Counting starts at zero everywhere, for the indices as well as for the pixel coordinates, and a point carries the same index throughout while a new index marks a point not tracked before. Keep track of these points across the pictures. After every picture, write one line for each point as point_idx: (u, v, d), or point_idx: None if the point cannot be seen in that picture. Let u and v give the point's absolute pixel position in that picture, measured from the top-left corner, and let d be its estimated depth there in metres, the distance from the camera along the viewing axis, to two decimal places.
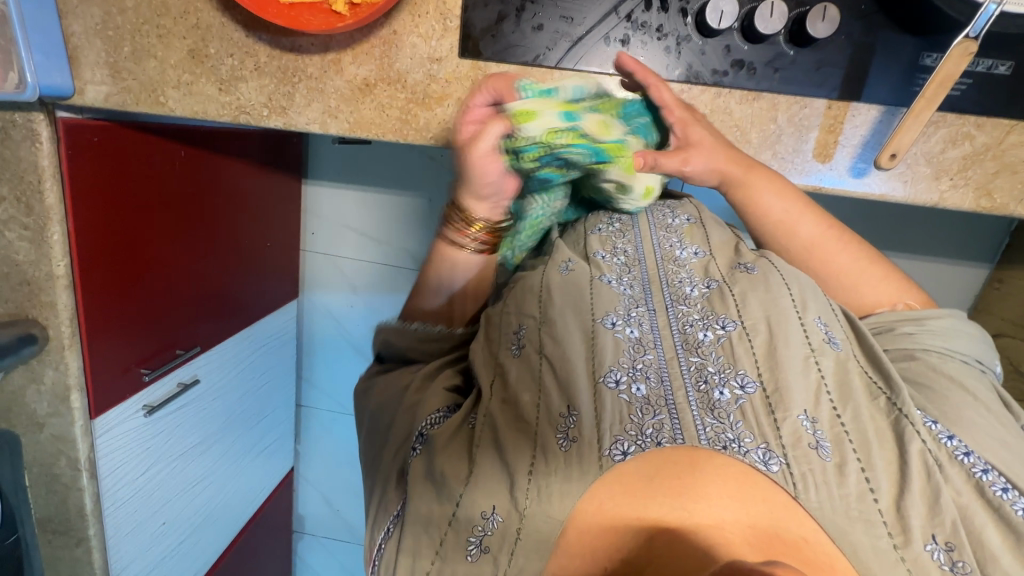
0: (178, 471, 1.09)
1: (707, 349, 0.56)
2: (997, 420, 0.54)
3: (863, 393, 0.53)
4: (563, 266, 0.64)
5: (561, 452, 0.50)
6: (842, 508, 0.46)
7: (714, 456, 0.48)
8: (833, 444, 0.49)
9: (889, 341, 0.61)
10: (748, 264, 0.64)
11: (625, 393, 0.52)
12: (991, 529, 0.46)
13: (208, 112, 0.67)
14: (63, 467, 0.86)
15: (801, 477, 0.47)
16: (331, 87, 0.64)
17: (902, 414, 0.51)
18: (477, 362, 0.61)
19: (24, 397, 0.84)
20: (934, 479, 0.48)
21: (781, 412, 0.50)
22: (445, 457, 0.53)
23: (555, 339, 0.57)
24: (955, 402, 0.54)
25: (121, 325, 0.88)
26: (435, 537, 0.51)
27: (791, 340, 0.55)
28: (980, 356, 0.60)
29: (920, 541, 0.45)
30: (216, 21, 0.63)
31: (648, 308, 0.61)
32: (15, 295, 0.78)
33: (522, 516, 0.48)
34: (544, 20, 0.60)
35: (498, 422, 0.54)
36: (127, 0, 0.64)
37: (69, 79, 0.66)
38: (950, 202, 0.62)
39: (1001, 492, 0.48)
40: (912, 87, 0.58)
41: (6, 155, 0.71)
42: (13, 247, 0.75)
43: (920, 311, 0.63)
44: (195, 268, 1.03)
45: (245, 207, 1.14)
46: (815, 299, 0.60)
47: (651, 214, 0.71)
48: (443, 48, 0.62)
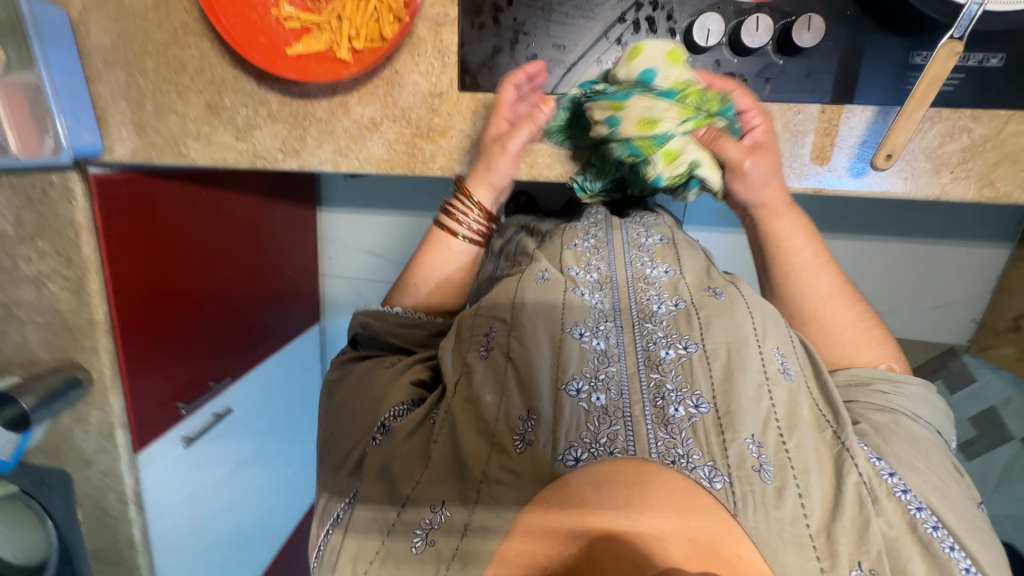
0: (217, 496, 1.13)
1: (666, 367, 0.55)
2: (953, 486, 0.53)
3: (807, 423, 0.52)
4: (540, 275, 0.65)
5: (515, 453, 0.51)
6: (776, 528, 0.46)
7: (662, 469, 0.48)
8: (776, 468, 0.49)
9: (861, 392, 0.61)
10: (716, 289, 0.63)
11: (584, 402, 0.52)
12: (918, 560, 0.46)
13: (228, 159, 0.71)
14: (112, 500, 0.92)
15: (741, 497, 0.47)
16: (340, 128, 0.68)
17: (844, 448, 0.51)
18: (448, 358, 0.62)
19: (72, 436, 0.89)
20: (864, 512, 0.47)
21: (729, 433, 0.50)
22: (403, 460, 0.55)
23: (523, 342, 0.57)
24: (912, 457, 0.53)
25: (157, 359, 0.92)
26: (385, 522, 0.52)
27: (748, 367, 0.54)
28: (941, 426, 0.61)
29: (845, 564, 0.45)
30: (230, 75, 0.67)
31: (616, 324, 0.61)
32: (59, 342, 0.83)
33: (471, 510, 0.49)
34: (538, 50, 0.62)
35: (461, 421, 0.54)
36: (147, 62, 0.68)
37: (98, 137, 0.71)
38: (952, 194, 0.63)
39: (932, 530, 0.48)
40: (903, 85, 0.59)
41: (44, 214, 0.76)
42: (56, 297, 0.80)
43: (898, 372, 0.63)
44: (220, 303, 1.07)
45: (262, 236, 1.18)
46: (776, 330, 0.59)
47: (624, 231, 0.74)
48: (443, 83, 0.65)
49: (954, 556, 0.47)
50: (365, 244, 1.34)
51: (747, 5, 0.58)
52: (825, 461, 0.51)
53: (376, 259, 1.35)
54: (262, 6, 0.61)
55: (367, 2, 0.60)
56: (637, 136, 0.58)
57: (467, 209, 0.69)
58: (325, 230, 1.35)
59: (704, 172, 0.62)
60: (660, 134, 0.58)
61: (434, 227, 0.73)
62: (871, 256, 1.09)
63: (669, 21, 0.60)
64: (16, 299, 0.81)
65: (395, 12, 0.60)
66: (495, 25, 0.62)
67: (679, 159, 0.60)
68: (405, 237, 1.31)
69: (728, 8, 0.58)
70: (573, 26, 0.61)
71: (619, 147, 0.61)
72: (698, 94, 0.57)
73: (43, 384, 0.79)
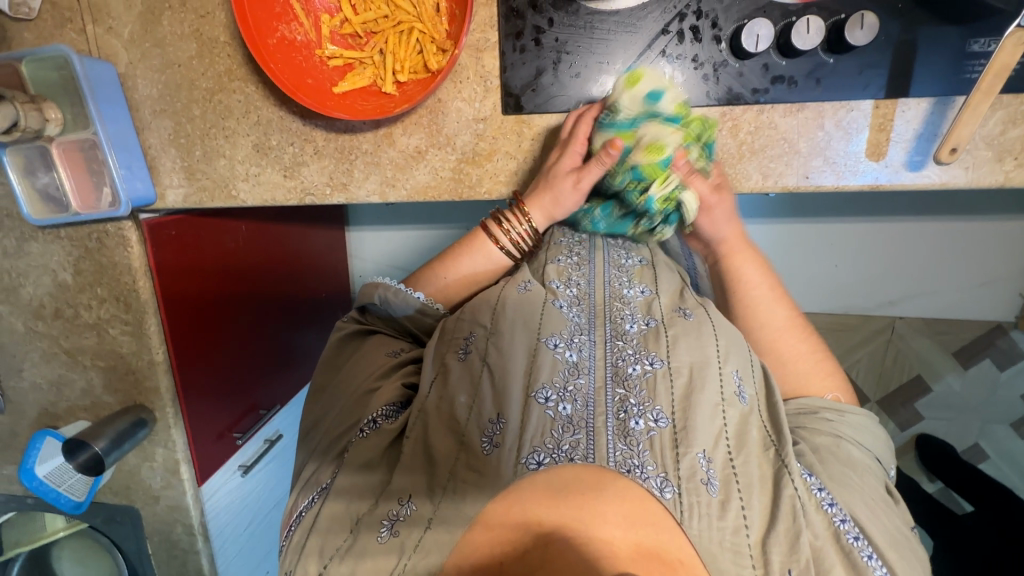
0: (274, 521, 1.17)
1: (632, 383, 0.56)
2: (882, 509, 0.55)
3: (757, 444, 0.55)
4: (523, 284, 0.65)
5: (484, 455, 0.53)
6: (717, 537, 0.49)
7: (617, 478, 0.50)
8: (721, 483, 0.51)
9: (810, 421, 0.60)
10: (686, 310, 0.64)
11: (551, 410, 0.54)
12: (840, 567, 0.49)
13: (277, 197, 0.71)
14: (180, 533, 0.94)
15: (688, 507, 0.49)
16: (386, 159, 0.68)
17: (783, 465, 0.53)
18: (427, 360, 0.63)
19: (139, 474, 0.91)
20: (798, 522, 0.50)
21: (682, 448, 0.52)
22: (377, 460, 0.57)
23: (500, 349, 0.59)
24: (844, 485, 0.55)
25: (214, 387, 0.94)
26: (353, 516, 0.54)
27: (707, 391, 0.56)
28: (881, 453, 0.62)
29: (777, 571, 0.48)
30: (274, 115, 0.68)
31: (590, 338, 0.62)
32: (123, 385, 0.85)
33: (435, 504, 0.51)
34: (581, 68, 0.62)
35: (431, 428, 0.56)
36: (193, 109, 0.69)
37: (150, 186, 0.72)
38: (1017, 180, 0.61)
39: (853, 539, 0.51)
40: (965, 74, 0.58)
41: (102, 262, 0.78)
42: (117, 341, 0.83)
43: (842, 403, 0.63)
44: (265, 332, 1.08)
45: (303, 261, 1.17)
46: (738, 353, 0.60)
47: (606, 252, 0.71)
48: (487, 108, 0.65)
49: (871, 563, 0.50)
50: (392, 258, 1.32)
51: (794, 7, 0.57)
52: (762, 475, 0.53)
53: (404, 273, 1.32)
54: (307, 47, 0.62)
55: (409, 35, 0.61)
56: (645, 162, 0.60)
57: (515, 220, 0.68)
58: (354, 248, 1.34)
59: (683, 200, 0.61)
60: (666, 160, 0.60)
61: (478, 229, 0.72)
62: (902, 237, 1.05)
63: (715, 29, 0.59)
64: (79, 346, 0.83)
65: (438, 43, 0.61)
66: (536, 47, 0.62)
67: (669, 180, 0.60)
68: (430, 248, 1.27)
69: (775, 12, 0.58)
70: (614, 41, 0.61)
71: (625, 172, 0.62)
72: (701, 120, 0.60)
73: (111, 427, 0.81)
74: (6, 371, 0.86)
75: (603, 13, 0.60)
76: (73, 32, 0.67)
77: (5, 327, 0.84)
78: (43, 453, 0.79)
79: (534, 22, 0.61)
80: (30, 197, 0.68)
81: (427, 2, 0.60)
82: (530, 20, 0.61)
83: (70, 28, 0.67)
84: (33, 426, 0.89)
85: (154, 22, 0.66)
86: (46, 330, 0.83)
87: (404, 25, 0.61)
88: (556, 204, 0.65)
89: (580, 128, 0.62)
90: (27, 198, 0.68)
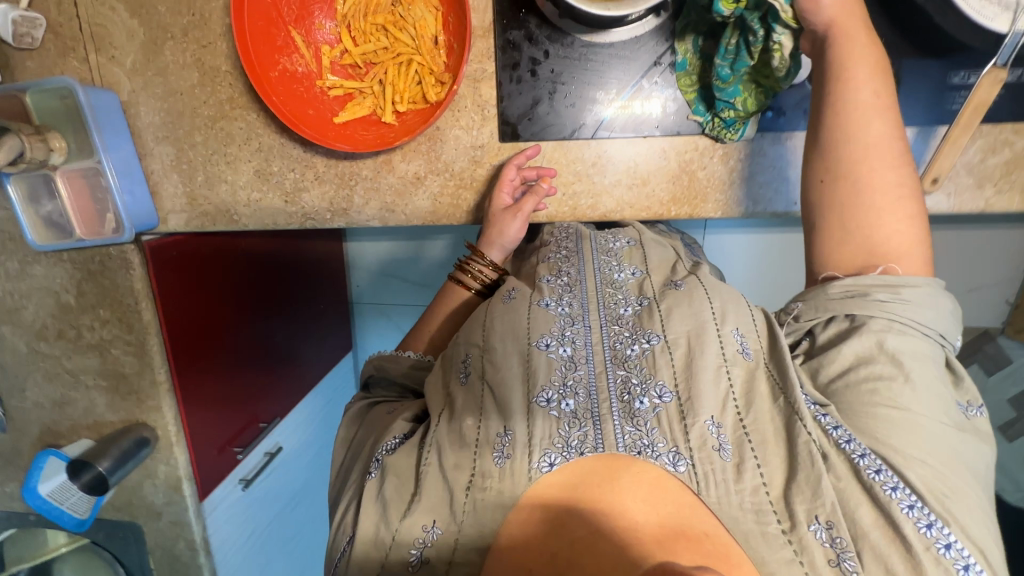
0: (275, 534, 1.18)
1: (632, 363, 0.49)
2: (925, 418, 0.45)
3: (765, 396, 0.47)
4: (507, 294, 0.58)
5: (495, 471, 0.45)
6: (737, 502, 0.42)
7: (632, 463, 0.44)
8: (734, 446, 0.45)
9: (856, 308, 0.49)
10: (677, 280, 0.56)
11: (555, 411, 0.47)
12: (865, 508, 0.41)
13: (278, 221, 0.72)
14: (182, 548, 0.95)
15: (704, 477, 0.43)
16: (385, 185, 0.69)
17: (794, 411, 0.45)
18: (429, 394, 0.55)
19: (141, 490, 0.92)
20: (818, 466, 0.42)
21: (690, 417, 0.45)
22: (393, 489, 0.48)
23: (495, 363, 0.51)
24: (875, 398, 0.45)
25: (215, 400, 0.96)
26: (378, 553, 0.46)
27: (706, 350, 0.48)
28: (945, 332, 0.50)
29: (803, 522, 0.41)
30: (276, 142, 0.69)
31: (584, 325, 0.54)
32: (125, 404, 0.86)
33: (457, 530, 0.44)
34: (576, 98, 0.64)
35: (445, 454, 0.48)
36: (196, 135, 0.70)
37: (153, 211, 0.73)
38: (997, 206, 0.63)
39: (875, 475, 0.42)
40: (947, 105, 0.58)
41: (104, 284, 0.79)
42: (119, 361, 0.83)
43: (899, 275, 0.51)
44: (266, 343, 1.09)
45: (308, 274, 1.19)
46: (736, 308, 0.52)
47: (593, 240, 0.65)
48: (485, 135, 0.67)
49: (896, 497, 0.41)
50: (393, 270, 1.27)
51: None
52: (775, 428, 0.45)
53: (406, 285, 1.27)
54: (308, 78, 0.63)
55: (408, 67, 0.62)
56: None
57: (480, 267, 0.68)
58: (353, 258, 1.30)
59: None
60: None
61: (446, 283, 0.71)
62: None
63: None
64: (82, 366, 0.84)
65: (437, 74, 0.62)
66: (533, 78, 0.64)
67: None
68: (432, 260, 1.21)
69: None
70: (608, 73, 0.63)
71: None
72: None
73: (116, 446, 0.82)
74: (9, 391, 0.87)
75: (597, 46, 0.63)
76: (76, 61, 0.68)
77: (8, 347, 0.85)
78: (47, 470, 0.80)
79: (531, 53, 0.63)
80: (33, 223, 0.69)
81: (426, 35, 0.62)
82: (526, 52, 0.63)
83: (73, 57, 0.68)
84: (35, 444, 0.90)
85: (156, 52, 0.68)
86: (49, 351, 0.84)
87: (403, 57, 0.62)
88: (501, 236, 0.67)
89: (508, 175, 0.65)
90: (31, 225, 0.69)
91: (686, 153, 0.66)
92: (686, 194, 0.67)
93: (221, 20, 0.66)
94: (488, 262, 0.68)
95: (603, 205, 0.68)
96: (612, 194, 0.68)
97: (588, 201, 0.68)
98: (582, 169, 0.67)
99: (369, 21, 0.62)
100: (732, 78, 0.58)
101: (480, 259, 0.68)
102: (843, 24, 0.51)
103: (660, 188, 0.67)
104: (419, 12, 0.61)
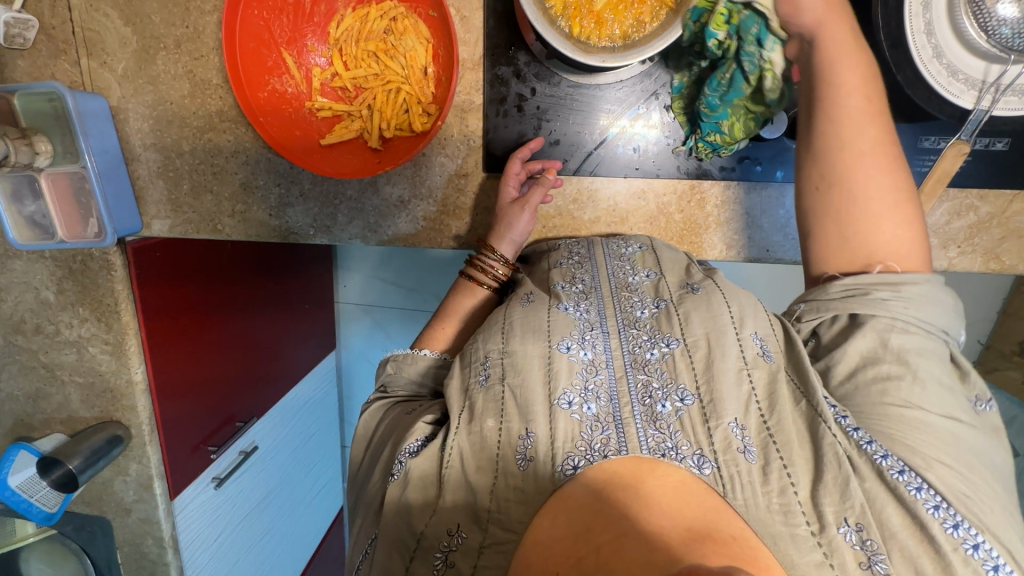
0: (246, 530, 1.18)
1: (652, 367, 0.50)
2: (941, 418, 0.44)
3: (787, 398, 0.47)
4: (524, 298, 0.58)
5: (518, 473, 0.45)
6: (764, 504, 0.41)
7: (655, 466, 0.43)
8: (759, 448, 0.44)
9: (858, 307, 0.49)
10: (693, 283, 0.56)
11: (577, 414, 0.47)
12: (891, 508, 0.41)
13: (261, 234, 0.73)
14: (150, 545, 0.96)
15: (729, 479, 0.42)
16: (369, 206, 0.70)
17: (819, 414, 0.45)
18: (451, 392, 0.53)
19: (113, 487, 0.93)
20: (845, 468, 0.42)
21: (713, 420, 0.45)
22: (417, 491, 0.48)
23: (516, 369, 0.50)
24: (887, 398, 0.45)
25: (193, 397, 0.97)
26: (407, 547, 0.46)
27: (727, 354, 0.49)
28: (946, 326, 0.49)
29: (832, 523, 0.40)
30: (263, 156, 0.70)
31: (602, 331, 0.54)
32: (100, 401, 0.86)
33: (485, 530, 0.44)
34: (560, 135, 0.66)
35: (467, 457, 0.47)
36: (184, 145, 0.71)
37: (138, 217, 0.73)
38: (959, 266, 0.65)
39: (899, 476, 0.41)
40: (918, 166, 0.59)
41: (86, 284, 0.79)
42: (96, 359, 0.84)
43: (898, 272, 0.50)
44: (248, 340, 1.09)
45: (294, 274, 1.19)
46: (756, 313, 0.52)
47: (605, 246, 0.65)
48: (469, 164, 0.68)
49: (921, 497, 0.41)
50: (381, 273, 1.27)
51: None
52: (798, 430, 0.45)
53: (393, 289, 1.26)
54: (297, 99, 0.65)
55: (396, 94, 0.63)
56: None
57: (490, 264, 0.66)
58: (340, 258, 1.29)
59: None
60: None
61: (459, 279, 0.69)
62: None
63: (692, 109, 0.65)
64: (57, 362, 0.84)
65: (424, 105, 0.63)
66: (519, 113, 0.65)
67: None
68: (421, 266, 1.21)
69: None
70: (592, 113, 0.65)
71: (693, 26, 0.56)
72: None
73: (88, 444, 0.82)
74: None
75: (583, 87, 0.64)
76: (67, 64, 0.68)
77: None
78: (18, 463, 0.80)
79: (518, 90, 0.64)
80: (15, 222, 0.69)
81: (416, 65, 0.63)
82: (513, 88, 0.64)
83: (64, 59, 0.68)
84: (7, 435, 0.90)
85: (148, 61, 0.68)
86: (26, 344, 0.84)
87: (393, 84, 0.63)
88: (509, 229, 0.65)
89: (512, 168, 0.64)
90: (14, 223, 0.69)
91: (665, 196, 0.67)
92: (661, 234, 0.69)
93: (215, 35, 0.67)
94: (499, 257, 0.66)
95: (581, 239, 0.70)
96: (591, 229, 0.69)
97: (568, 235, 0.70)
98: (562, 204, 0.69)
99: (361, 47, 0.63)
100: (720, 107, 0.58)
101: (490, 253, 0.66)
102: (839, 50, 0.51)
103: (638, 228, 0.69)
104: (410, 42, 0.62)
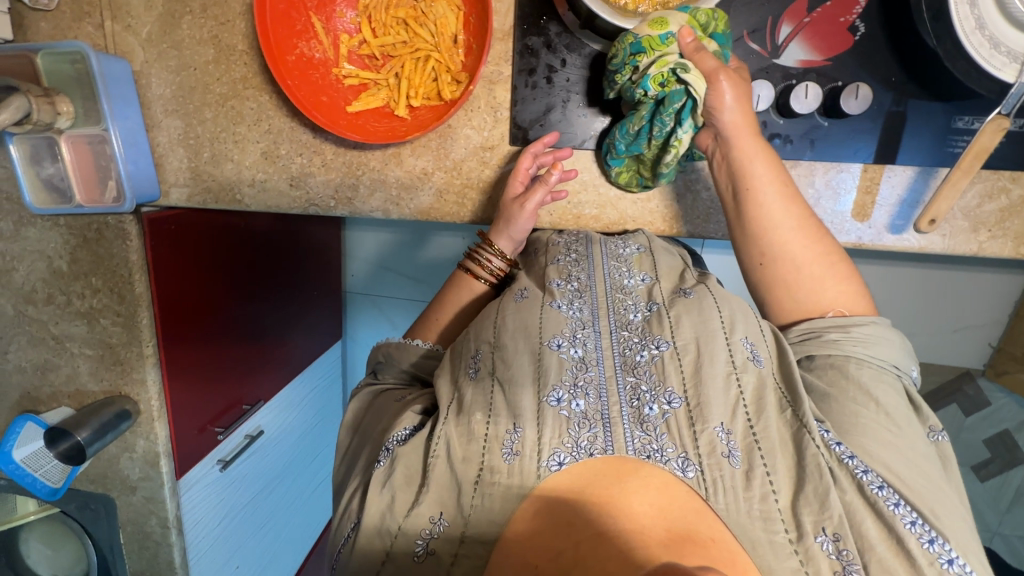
0: (246, 518, 1.16)
1: (641, 369, 0.50)
2: (911, 440, 0.47)
3: (773, 406, 0.48)
4: (518, 293, 0.57)
5: (504, 467, 0.45)
6: (745, 509, 0.43)
7: (640, 467, 0.45)
8: (743, 454, 0.45)
9: (814, 349, 0.53)
10: (686, 288, 0.57)
11: (565, 411, 0.47)
12: (870, 521, 0.42)
13: (281, 205, 0.72)
14: (154, 525, 0.94)
15: (713, 483, 0.44)
16: (392, 177, 0.70)
17: (803, 425, 0.46)
18: (440, 382, 0.54)
19: (118, 463, 0.91)
20: (825, 479, 0.43)
21: (699, 424, 0.46)
22: (403, 479, 0.47)
23: (509, 364, 0.50)
24: (860, 430, 0.47)
25: (200, 379, 0.95)
26: (387, 535, 0.45)
27: (717, 359, 0.49)
28: (898, 362, 0.53)
29: (810, 533, 0.42)
30: (286, 126, 0.69)
31: (594, 330, 0.54)
32: (109, 374, 0.85)
33: (465, 518, 0.44)
34: (590, 108, 0.65)
35: (454, 447, 0.47)
36: (206, 112, 0.70)
37: (156, 185, 0.72)
38: (989, 251, 0.64)
39: (879, 490, 0.43)
40: (950, 148, 0.60)
41: (99, 253, 0.77)
42: (107, 332, 0.82)
43: (847, 316, 0.55)
44: (257, 324, 1.08)
45: (306, 255, 1.17)
46: (745, 319, 0.53)
47: (603, 245, 0.64)
48: (495, 137, 0.67)
49: (898, 512, 0.42)
50: (392, 264, 1.25)
51: (795, 70, 0.60)
52: (782, 438, 0.46)
53: (404, 282, 1.25)
54: (324, 65, 0.64)
55: (425, 63, 0.63)
56: (648, 34, 0.53)
57: (487, 258, 0.66)
58: (350, 247, 1.28)
59: (690, 78, 0.54)
60: (668, 35, 0.54)
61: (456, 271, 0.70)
62: (894, 281, 1.00)
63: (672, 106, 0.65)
64: (68, 333, 0.83)
65: (453, 73, 0.63)
66: (548, 85, 0.64)
67: (668, 56, 0.54)
68: (431, 259, 1.20)
69: (776, 74, 0.61)
70: None
71: (626, 70, 0.56)
72: (710, 9, 0.55)
73: (97, 417, 0.80)
74: None
75: None
76: (91, 26, 0.68)
77: None
78: (23, 435, 0.78)
79: (548, 61, 0.63)
80: (34, 186, 0.69)
81: (446, 33, 0.62)
82: (543, 59, 0.64)
83: (88, 22, 0.67)
84: (14, 407, 0.89)
85: (173, 25, 0.68)
86: (36, 315, 0.83)
87: (421, 53, 0.62)
88: (510, 227, 0.65)
89: (524, 164, 0.64)
90: (31, 186, 0.69)
91: (691, 172, 0.66)
92: (686, 211, 0.68)
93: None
94: (498, 251, 0.66)
95: (606, 215, 0.69)
96: (617, 206, 0.68)
97: (592, 211, 0.69)
98: (589, 179, 0.68)
99: (391, 14, 0.63)
100: (625, 150, 0.61)
101: (490, 247, 0.67)
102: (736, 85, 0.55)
103: (664, 205, 0.68)
104: (441, 9, 0.62)
